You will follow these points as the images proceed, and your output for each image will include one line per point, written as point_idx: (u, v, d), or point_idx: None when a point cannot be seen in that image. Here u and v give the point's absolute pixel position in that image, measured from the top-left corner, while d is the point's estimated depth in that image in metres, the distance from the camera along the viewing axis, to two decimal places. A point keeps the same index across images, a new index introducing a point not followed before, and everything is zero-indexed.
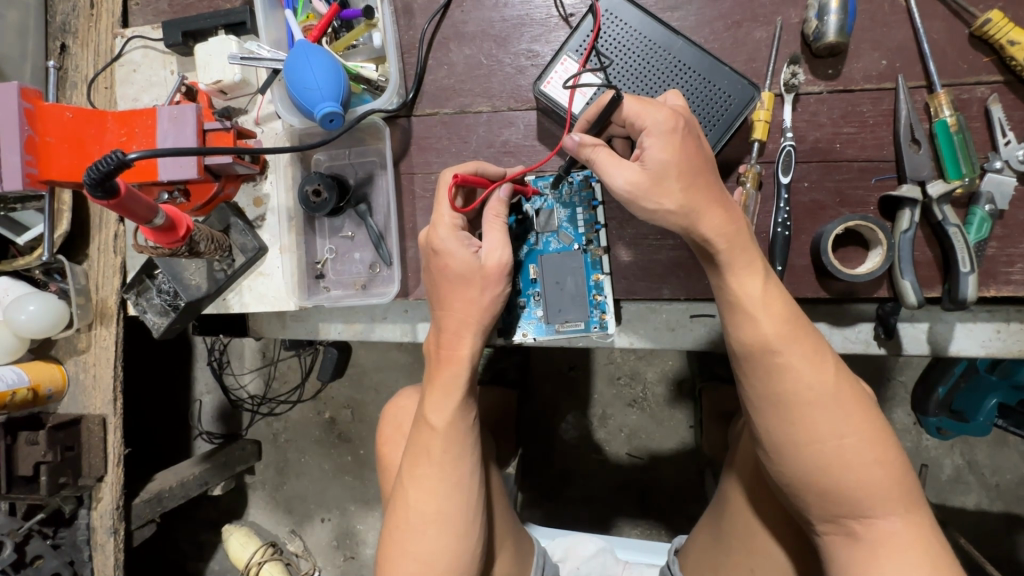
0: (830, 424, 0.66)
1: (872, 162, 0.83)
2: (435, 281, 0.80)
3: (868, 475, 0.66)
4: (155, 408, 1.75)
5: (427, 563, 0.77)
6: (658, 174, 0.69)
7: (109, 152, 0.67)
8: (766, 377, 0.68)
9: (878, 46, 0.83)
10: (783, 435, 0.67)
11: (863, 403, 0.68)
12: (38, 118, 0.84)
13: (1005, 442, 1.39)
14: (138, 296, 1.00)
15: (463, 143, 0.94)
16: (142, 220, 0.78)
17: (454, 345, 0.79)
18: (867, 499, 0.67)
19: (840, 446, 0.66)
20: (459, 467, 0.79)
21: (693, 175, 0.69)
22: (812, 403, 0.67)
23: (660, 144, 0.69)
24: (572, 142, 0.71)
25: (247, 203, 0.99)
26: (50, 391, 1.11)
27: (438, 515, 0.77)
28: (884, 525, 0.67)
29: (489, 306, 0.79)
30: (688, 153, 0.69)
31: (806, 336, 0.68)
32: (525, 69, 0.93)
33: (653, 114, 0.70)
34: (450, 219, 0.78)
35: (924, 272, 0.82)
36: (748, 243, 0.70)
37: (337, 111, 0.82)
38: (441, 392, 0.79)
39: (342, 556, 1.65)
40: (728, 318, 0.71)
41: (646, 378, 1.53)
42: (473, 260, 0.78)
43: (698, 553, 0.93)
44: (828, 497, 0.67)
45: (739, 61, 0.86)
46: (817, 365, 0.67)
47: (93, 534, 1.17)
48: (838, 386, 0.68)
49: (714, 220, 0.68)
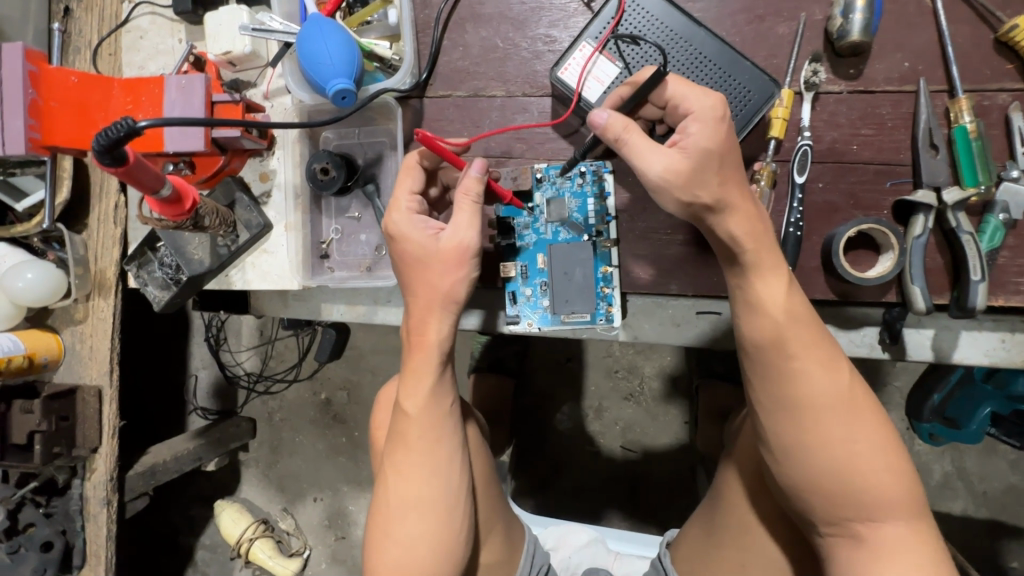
0: (840, 428, 0.67)
1: (888, 165, 0.83)
2: (398, 266, 0.81)
3: (878, 479, 0.67)
4: (150, 381, 1.75)
5: (410, 546, 0.77)
6: (700, 160, 0.69)
7: (119, 119, 0.64)
8: (779, 381, 0.68)
9: (901, 48, 0.82)
10: (793, 438, 0.68)
11: (874, 408, 0.69)
12: (43, 82, 0.82)
13: (994, 451, 1.41)
14: (140, 268, 0.99)
15: (475, 128, 0.93)
16: (149, 189, 0.76)
17: (422, 329, 0.79)
18: (875, 503, 0.67)
19: (851, 450, 0.66)
20: (438, 451, 0.78)
21: (730, 166, 0.70)
22: (824, 407, 0.67)
23: (705, 131, 0.70)
24: (601, 118, 0.70)
25: (253, 178, 0.97)
26: (46, 359, 1.10)
27: (417, 500, 0.77)
28: (890, 530, 0.68)
29: (451, 291, 0.79)
30: (729, 144, 0.70)
31: (822, 339, 0.69)
32: (542, 54, 0.91)
33: (700, 100, 0.70)
34: (406, 203, 0.80)
35: (935, 279, 0.81)
36: (770, 245, 0.71)
37: (350, 88, 0.80)
38: (413, 377, 0.79)
39: (333, 536, 1.66)
40: (745, 319, 0.71)
41: (643, 372, 1.53)
42: (431, 243, 0.78)
43: (689, 546, 0.95)
44: (837, 501, 0.67)
45: (760, 57, 0.85)
46: (830, 369, 0.68)
47: (85, 504, 1.16)
48: (851, 390, 0.68)
49: (739, 220, 0.69)
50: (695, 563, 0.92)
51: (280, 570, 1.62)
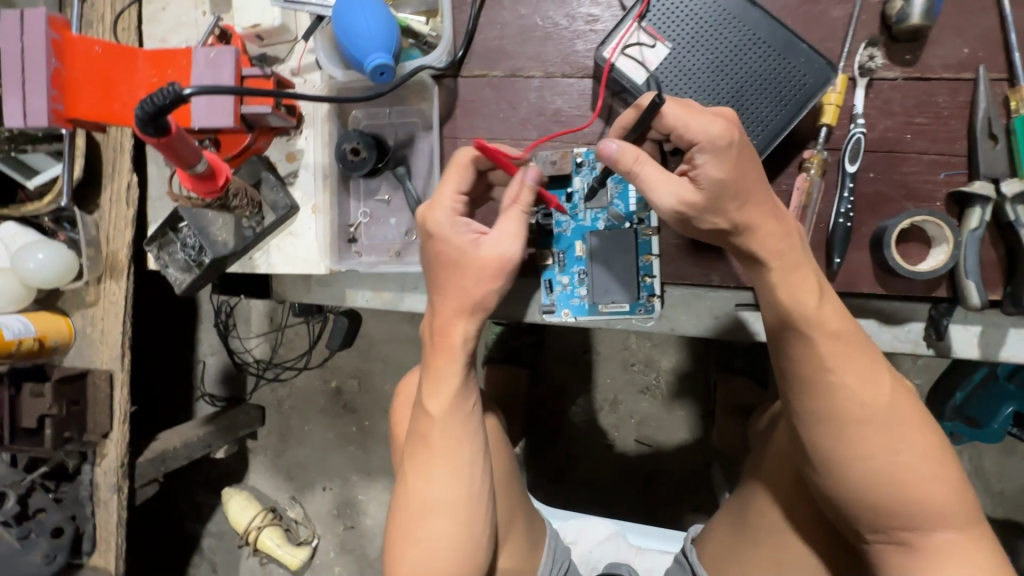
0: (885, 442, 0.64)
1: (942, 156, 0.80)
2: (430, 266, 0.77)
3: (925, 489, 0.64)
4: (158, 367, 1.72)
5: (430, 549, 0.75)
6: (715, 194, 0.64)
7: (164, 85, 0.61)
8: (819, 395, 0.65)
9: (961, 33, 0.79)
10: (834, 453, 0.65)
11: (918, 416, 0.65)
12: (66, 50, 0.78)
13: (1015, 451, 1.39)
14: (161, 249, 0.96)
15: (512, 110, 0.89)
16: (186, 163, 0.73)
17: (447, 331, 0.76)
18: (925, 513, 0.64)
19: (895, 462, 0.64)
20: (460, 453, 0.75)
21: (750, 192, 0.64)
22: (866, 421, 0.64)
23: (715, 161, 0.64)
24: (612, 149, 0.65)
25: (279, 157, 0.94)
26: (56, 342, 1.07)
27: (438, 502, 0.75)
28: (941, 538, 0.65)
29: (484, 297, 0.75)
30: (745, 168, 0.64)
31: (861, 351, 0.65)
32: (583, 34, 0.87)
33: (704, 128, 0.64)
34: (450, 201, 0.74)
35: (987, 273, 0.79)
36: (800, 259, 0.67)
37: (389, 63, 0.77)
38: (435, 378, 0.76)
39: (342, 525, 1.63)
40: (780, 332, 0.67)
41: (660, 366, 1.50)
42: (471, 248, 0.74)
43: (716, 542, 0.91)
44: (881, 510, 0.65)
45: (812, 40, 0.82)
46: (872, 381, 0.64)
47: (96, 490, 1.13)
48: (892, 400, 0.65)
49: (766, 238, 0.66)
50: (723, 562, 0.88)
51: (289, 559, 1.60)
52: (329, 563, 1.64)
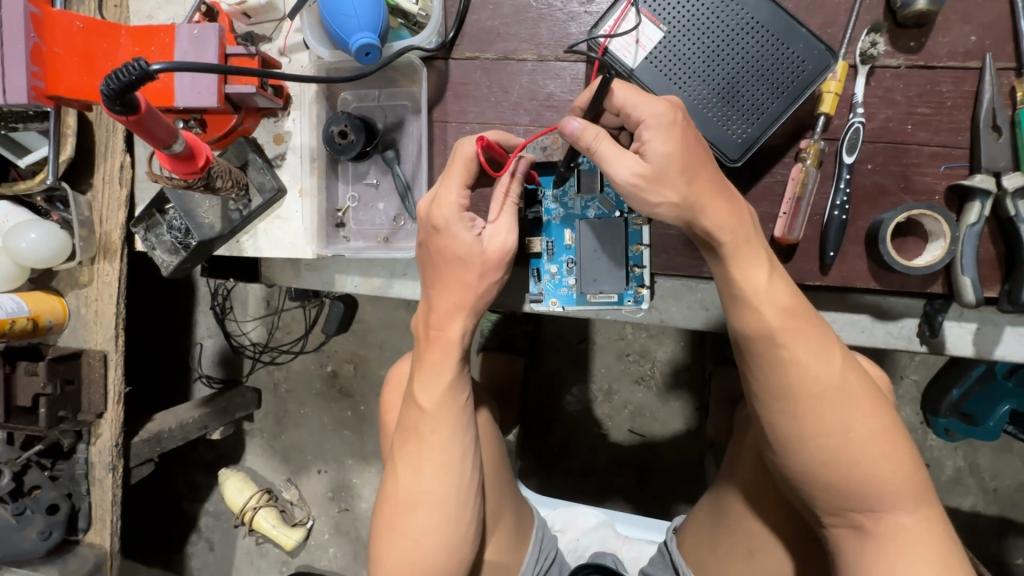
0: (835, 419, 0.63)
1: (944, 148, 0.78)
2: (433, 261, 0.76)
3: (876, 468, 0.63)
4: (156, 349, 1.73)
5: (419, 543, 0.74)
6: (660, 169, 0.66)
7: (130, 61, 0.60)
8: (770, 371, 0.64)
9: (968, 20, 0.77)
10: (787, 428, 0.64)
11: (870, 394, 0.65)
12: (46, 25, 0.77)
13: (1010, 448, 1.36)
14: (148, 230, 0.95)
15: (504, 94, 0.87)
16: (162, 143, 0.73)
17: (443, 326, 0.76)
18: (876, 494, 0.63)
19: (846, 439, 0.63)
20: (451, 449, 0.75)
21: (695, 168, 0.66)
22: (817, 396, 0.63)
23: (661, 137, 0.66)
24: (573, 126, 0.65)
25: (267, 139, 0.92)
26: (50, 322, 1.07)
27: (427, 495, 0.74)
28: (894, 521, 0.64)
29: (484, 292, 0.77)
30: (690, 145, 0.66)
31: (810, 326, 0.65)
32: (578, 16, 0.85)
33: (651, 106, 0.66)
34: (457, 197, 0.73)
35: (985, 270, 0.77)
36: (749, 236, 0.67)
37: (374, 43, 0.76)
38: (429, 370, 0.76)
39: (337, 507, 1.65)
40: (732, 305, 0.67)
41: (656, 357, 1.49)
42: (475, 244, 0.75)
43: (697, 534, 0.89)
44: (833, 491, 0.64)
45: (814, 25, 0.79)
46: (823, 356, 0.64)
47: (91, 468, 1.12)
48: (843, 377, 0.64)
49: (715, 215, 0.66)
50: (703, 558, 0.86)
51: (284, 540, 1.62)
52: (324, 544, 1.65)
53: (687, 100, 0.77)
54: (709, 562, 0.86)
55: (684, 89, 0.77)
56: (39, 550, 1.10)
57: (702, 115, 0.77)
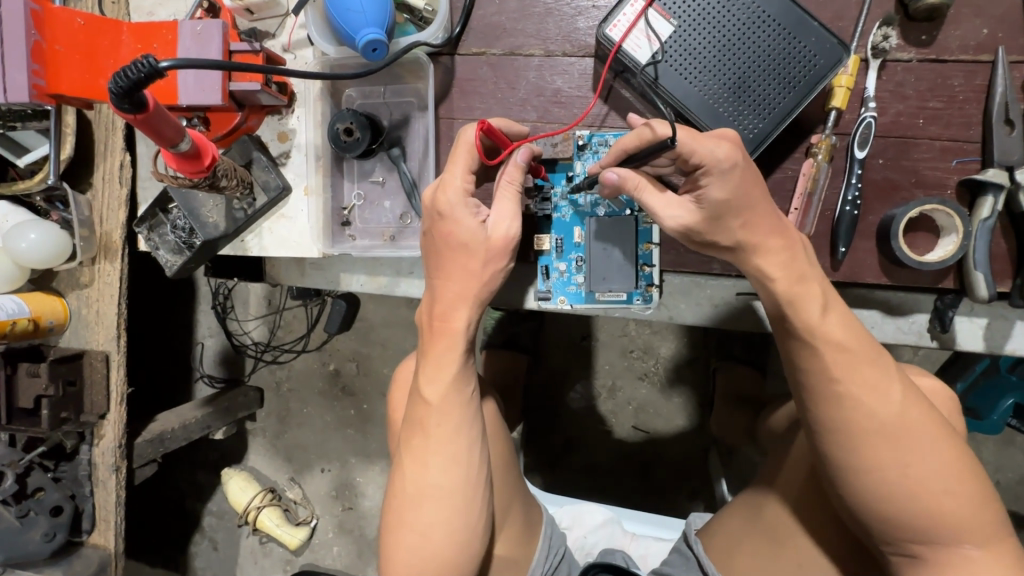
0: (895, 454, 0.62)
1: (955, 142, 0.77)
2: (436, 247, 0.75)
3: (937, 503, 0.62)
4: (157, 349, 1.72)
5: (425, 537, 0.73)
6: (716, 213, 0.67)
7: (139, 58, 0.59)
8: (827, 406, 0.64)
9: (980, 13, 0.76)
10: (844, 462, 0.64)
11: (933, 428, 0.63)
12: (46, 22, 0.76)
13: (1014, 442, 1.36)
14: (151, 230, 0.94)
15: (510, 90, 0.86)
16: (168, 142, 0.72)
17: (448, 316, 0.75)
18: (940, 527, 0.63)
19: (905, 475, 0.62)
20: (458, 440, 0.74)
21: (754, 213, 0.66)
22: (876, 433, 0.62)
23: (719, 183, 0.65)
24: (612, 179, 0.68)
25: (271, 137, 0.91)
26: (52, 323, 1.06)
27: (435, 488, 0.74)
28: (959, 552, 0.63)
29: (488, 281, 0.76)
30: (749, 187, 0.65)
31: (871, 362, 0.63)
32: (586, 11, 0.84)
33: (711, 154, 0.63)
34: (462, 182, 0.71)
35: (997, 264, 0.77)
36: (804, 269, 0.67)
37: (381, 39, 0.75)
38: (435, 362, 0.75)
39: (341, 506, 1.64)
40: (786, 338, 0.67)
41: (660, 353, 1.49)
42: (479, 231, 0.73)
43: (727, 532, 0.89)
44: (893, 523, 0.64)
45: (824, 19, 0.79)
46: (883, 392, 0.63)
47: (94, 470, 1.12)
48: (903, 411, 0.63)
49: (769, 253, 0.67)
50: (730, 558, 0.85)
51: (288, 539, 1.61)
52: (328, 543, 1.65)
53: (697, 96, 0.76)
54: (736, 560, 0.84)
55: (695, 85, 0.76)
56: (43, 552, 1.09)
57: (712, 110, 0.76)
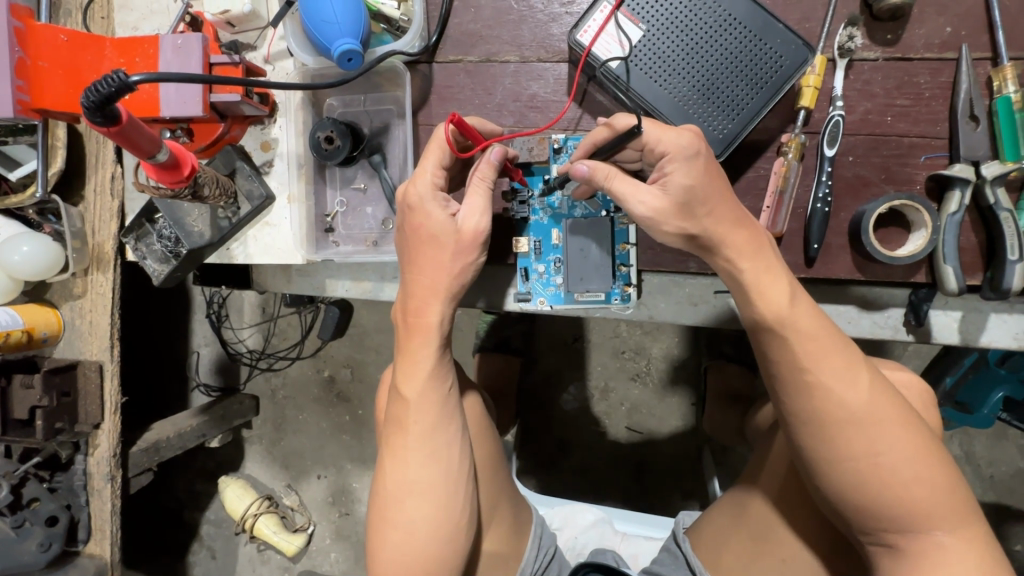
0: (866, 443, 0.63)
1: (923, 138, 0.79)
2: (408, 243, 0.77)
3: (908, 491, 0.63)
4: (153, 358, 1.73)
5: (410, 534, 0.74)
6: (683, 201, 0.68)
7: (110, 72, 0.60)
8: (798, 396, 0.65)
9: (944, 12, 0.78)
10: (816, 452, 0.65)
11: (901, 417, 0.64)
12: (30, 39, 0.78)
13: (1005, 436, 1.37)
14: (138, 240, 0.96)
15: (487, 95, 0.88)
16: (146, 153, 0.73)
17: (422, 311, 0.77)
18: (911, 515, 0.64)
19: (875, 464, 0.63)
20: (437, 436, 0.75)
21: (719, 200, 0.68)
22: (846, 422, 0.63)
23: (684, 168, 0.68)
24: (583, 171, 0.71)
25: (254, 146, 0.93)
26: (46, 334, 1.07)
27: (416, 484, 0.75)
28: (929, 539, 0.64)
29: (459, 275, 0.76)
30: (711, 174, 0.68)
31: (838, 351, 0.65)
32: (559, 17, 0.86)
33: (674, 139, 0.67)
34: (432, 176, 0.74)
35: (968, 258, 0.78)
36: (770, 261, 0.69)
37: (356, 49, 0.77)
38: (412, 359, 0.76)
39: (337, 513, 1.65)
40: (756, 330, 0.68)
41: (650, 353, 1.50)
42: (449, 223, 0.75)
43: (713, 531, 0.89)
44: (866, 513, 0.65)
45: (792, 21, 0.80)
46: (851, 381, 0.64)
47: (89, 480, 1.12)
48: (871, 401, 0.64)
49: (732, 249, 0.68)
50: (716, 556, 0.85)
51: (286, 546, 1.61)
52: (325, 549, 1.65)
53: (668, 98, 0.78)
54: (722, 560, 0.85)
55: (665, 86, 0.78)
56: (40, 562, 1.09)
57: (682, 111, 0.77)
